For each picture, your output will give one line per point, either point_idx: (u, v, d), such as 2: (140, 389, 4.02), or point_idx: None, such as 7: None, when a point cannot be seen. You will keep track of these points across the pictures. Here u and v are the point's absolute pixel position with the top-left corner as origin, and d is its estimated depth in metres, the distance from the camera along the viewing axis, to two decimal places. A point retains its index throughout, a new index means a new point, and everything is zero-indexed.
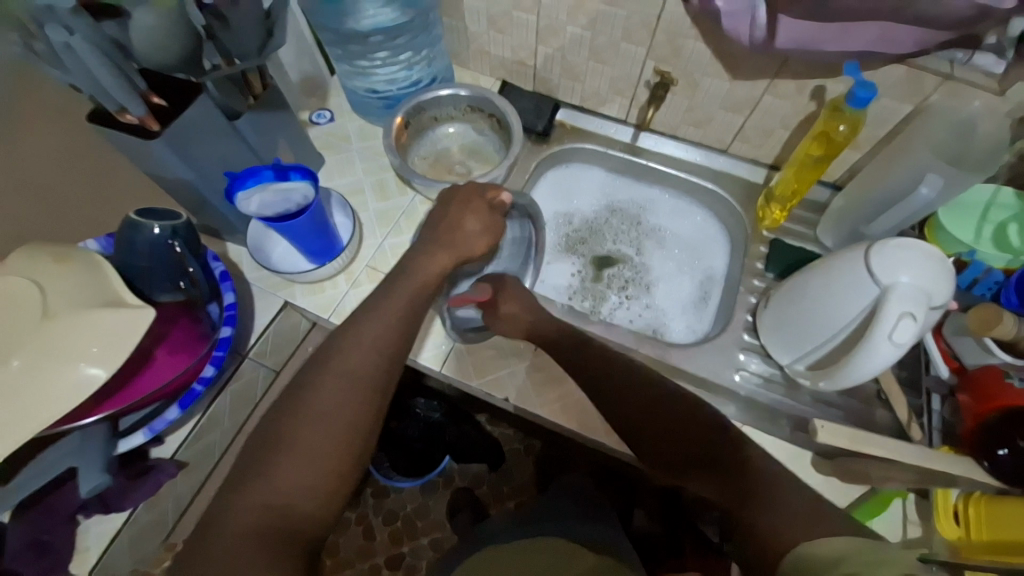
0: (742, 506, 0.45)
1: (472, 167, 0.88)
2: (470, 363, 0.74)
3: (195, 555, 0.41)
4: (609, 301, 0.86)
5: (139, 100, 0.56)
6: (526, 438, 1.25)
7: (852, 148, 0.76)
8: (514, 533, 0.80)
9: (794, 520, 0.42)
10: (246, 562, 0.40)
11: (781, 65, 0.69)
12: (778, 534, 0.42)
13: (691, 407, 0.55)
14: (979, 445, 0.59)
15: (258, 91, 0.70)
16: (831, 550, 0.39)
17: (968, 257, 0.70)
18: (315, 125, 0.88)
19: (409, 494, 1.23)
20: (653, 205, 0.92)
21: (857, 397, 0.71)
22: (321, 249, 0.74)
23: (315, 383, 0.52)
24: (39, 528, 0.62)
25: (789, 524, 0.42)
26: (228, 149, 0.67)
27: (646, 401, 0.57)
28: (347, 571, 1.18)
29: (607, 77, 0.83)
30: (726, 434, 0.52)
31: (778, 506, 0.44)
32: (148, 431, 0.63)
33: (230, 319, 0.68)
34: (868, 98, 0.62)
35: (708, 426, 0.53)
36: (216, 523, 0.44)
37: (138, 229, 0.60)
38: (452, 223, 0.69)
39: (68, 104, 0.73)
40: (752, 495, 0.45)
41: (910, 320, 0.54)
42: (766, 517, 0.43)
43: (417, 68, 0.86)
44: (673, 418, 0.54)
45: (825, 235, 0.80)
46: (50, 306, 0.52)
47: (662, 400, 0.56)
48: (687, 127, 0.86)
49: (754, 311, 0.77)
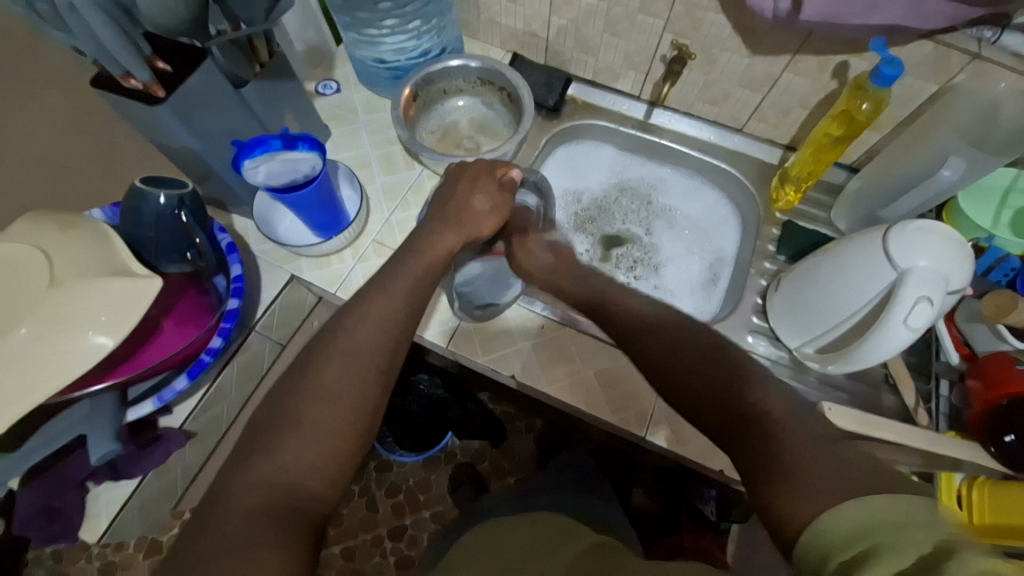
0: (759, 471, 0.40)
1: (481, 142, 0.86)
2: (477, 340, 0.74)
3: (199, 530, 0.41)
4: (617, 281, 0.86)
5: (144, 65, 0.55)
6: (528, 416, 1.26)
7: (872, 129, 0.74)
8: (513, 507, 0.82)
9: (818, 490, 0.37)
10: (250, 538, 0.40)
11: (804, 40, 0.67)
12: (794, 507, 0.37)
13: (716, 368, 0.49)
14: (987, 431, 0.60)
15: (265, 60, 0.69)
16: (852, 521, 0.34)
17: (987, 241, 0.69)
18: (322, 96, 0.87)
19: (411, 468, 1.25)
20: (664, 185, 0.91)
21: (864, 381, 0.71)
22: (327, 222, 0.73)
23: (323, 361, 0.52)
24: (50, 493, 0.64)
25: (808, 495, 0.37)
26: (233, 118, 0.66)
27: (677, 365, 0.51)
28: (350, 541, 1.20)
29: (621, 51, 0.81)
30: (741, 390, 0.46)
31: (803, 478, 0.38)
32: (157, 400, 0.64)
33: (237, 291, 0.67)
34: (895, 76, 0.60)
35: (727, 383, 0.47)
36: (220, 497, 0.43)
37: (144, 199, 0.59)
38: (461, 203, 0.68)
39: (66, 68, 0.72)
40: (762, 458, 0.41)
41: (927, 304, 0.53)
42: (785, 489, 0.38)
43: (426, 37, 0.83)
44: (704, 383, 0.49)
45: (839, 218, 0.79)
46: (57, 274, 0.52)
47: (699, 355, 0.51)
48: (702, 105, 0.83)
49: (764, 293, 0.77)
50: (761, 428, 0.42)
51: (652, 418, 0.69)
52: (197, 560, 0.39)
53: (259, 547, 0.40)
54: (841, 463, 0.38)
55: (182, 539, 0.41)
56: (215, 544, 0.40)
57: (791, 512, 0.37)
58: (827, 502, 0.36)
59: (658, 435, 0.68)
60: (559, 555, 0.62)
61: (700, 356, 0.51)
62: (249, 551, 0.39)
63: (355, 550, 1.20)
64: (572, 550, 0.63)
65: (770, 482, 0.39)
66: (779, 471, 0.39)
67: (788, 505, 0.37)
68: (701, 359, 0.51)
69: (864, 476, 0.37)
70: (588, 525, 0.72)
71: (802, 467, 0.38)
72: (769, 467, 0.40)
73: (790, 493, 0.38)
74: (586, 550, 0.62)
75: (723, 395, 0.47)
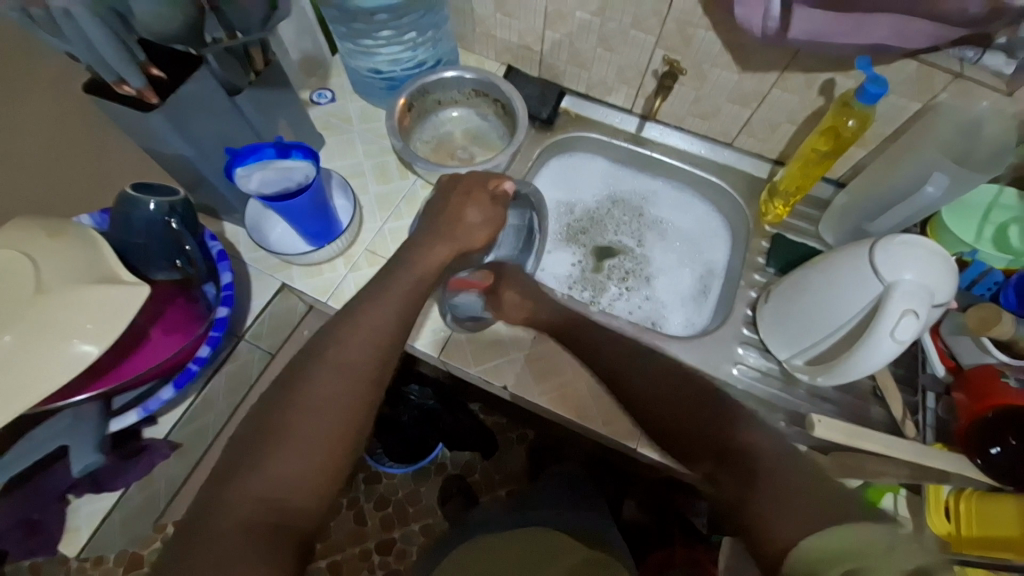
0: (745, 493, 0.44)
1: (475, 153, 0.87)
2: (469, 351, 0.73)
3: (184, 547, 0.40)
4: (609, 292, 0.86)
5: (138, 71, 0.55)
6: (519, 427, 1.25)
7: (859, 145, 0.76)
8: (503, 523, 0.81)
9: (801, 515, 0.41)
10: (238, 557, 0.39)
11: (791, 58, 0.68)
12: (777, 529, 0.41)
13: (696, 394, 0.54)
14: (973, 443, 0.60)
15: (261, 68, 0.68)
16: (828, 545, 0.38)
17: (970, 256, 0.70)
18: (316, 105, 0.87)
19: (401, 480, 1.23)
20: (656, 197, 0.92)
21: (853, 393, 0.71)
22: (320, 231, 0.73)
23: (311, 375, 0.51)
24: (31, 507, 0.62)
25: (793, 518, 0.41)
26: (226, 125, 0.66)
27: (664, 384, 0.56)
28: (338, 554, 1.18)
29: (614, 66, 0.82)
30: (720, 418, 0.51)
31: (789, 500, 0.42)
32: (142, 410, 0.62)
33: (226, 299, 0.66)
34: (879, 94, 0.61)
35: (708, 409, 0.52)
36: (206, 515, 0.43)
37: (135, 205, 0.58)
38: (452, 216, 0.68)
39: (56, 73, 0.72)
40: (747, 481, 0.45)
41: (912, 317, 0.54)
42: (769, 509, 0.42)
43: (422, 49, 0.84)
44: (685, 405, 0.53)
45: (826, 232, 0.80)
46: (42, 281, 0.51)
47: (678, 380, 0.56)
48: (693, 119, 0.85)
49: (754, 305, 0.77)
50: (749, 455, 0.47)
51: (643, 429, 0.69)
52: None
53: (247, 565, 0.39)
54: (814, 489, 0.43)
55: (166, 560, 0.40)
56: (202, 564, 0.39)
57: (775, 533, 0.41)
58: (810, 525, 0.40)
59: (649, 447, 0.68)
60: None
61: (685, 382, 0.55)
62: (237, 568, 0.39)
63: (342, 564, 1.18)
64: None
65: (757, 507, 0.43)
66: (763, 494, 0.43)
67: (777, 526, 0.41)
68: (693, 385, 0.55)
69: (835, 503, 0.41)
70: None
71: (786, 492, 0.43)
72: (754, 488, 0.44)
73: (774, 517, 0.42)
74: None
75: (706, 417, 0.51)
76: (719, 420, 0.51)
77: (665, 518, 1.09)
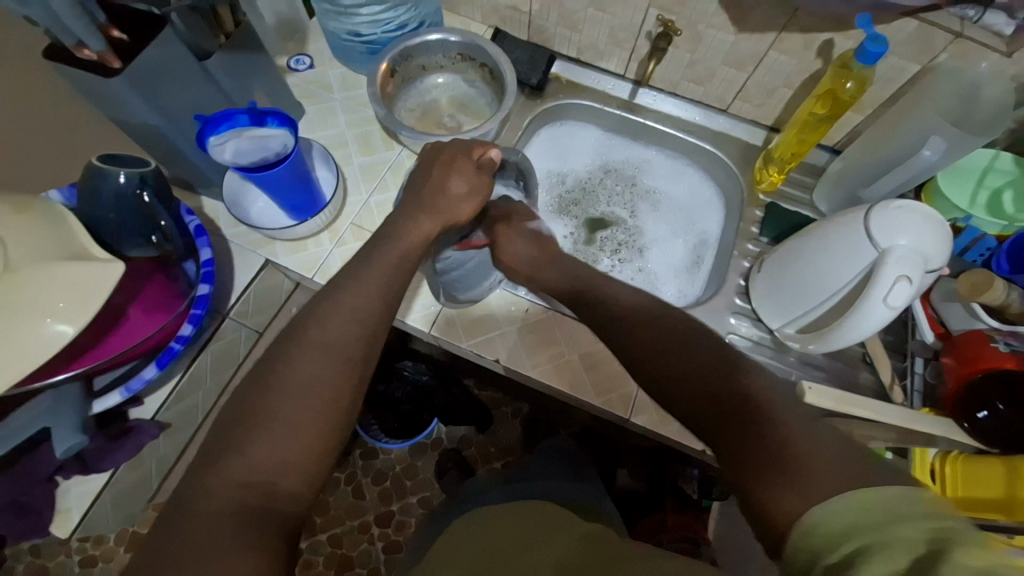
0: (747, 469, 0.39)
1: (462, 121, 0.84)
2: (460, 326, 0.72)
3: (164, 533, 0.39)
4: (601, 264, 0.85)
5: (98, 34, 0.51)
6: (514, 401, 1.25)
7: (855, 109, 0.74)
8: (498, 492, 0.82)
9: (817, 483, 0.35)
10: (221, 544, 0.38)
11: (789, 17, 0.66)
12: (783, 498, 0.36)
13: (696, 349, 0.49)
14: (961, 407, 0.61)
15: (230, 29, 0.65)
16: (842, 520, 0.33)
17: (964, 222, 0.69)
18: (294, 72, 0.83)
19: (397, 455, 1.24)
20: (649, 166, 0.90)
21: (842, 360, 0.72)
22: (302, 204, 0.70)
23: (293, 356, 0.49)
24: (19, 489, 0.62)
25: (803, 489, 0.36)
26: (196, 91, 0.62)
27: (653, 341, 0.52)
28: (338, 528, 1.20)
29: (606, 27, 0.79)
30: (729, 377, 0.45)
31: (791, 466, 0.37)
32: (125, 390, 0.61)
33: (207, 276, 0.64)
34: (879, 54, 0.59)
35: (709, 363, 0.47)
36: (185, 500, 0.41)
37: (104, 177, 0.57)
38: (438, 186, 0.66)
39: (26, 44, 0.70)
40: (757, 458, 0.38)
41: (906, 283, 0.54)
42: (775, 480, 0.37)
43: (404, 9, 0.78)
44: (689, 369, 0.47)
45: (821, 200, 0.79)
46: (11, 259, 0.49)
47: (666, 338, 0.51)
48: (687, 84, 0.82)
49: (747, 275, 0.77)
50: (749, 414, 0.41)
51: (637, 400, 0.69)
52: (169, 567, 0.37)
53: (232, 553, 0.38)
54: (823, 454, 0.37)
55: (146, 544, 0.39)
56: (185, 550, 0.38)
57: (779, 508, 0.36)
58: (822, 495, 0.35)
59: (642, 416, 0.69)
60: (551, 546, 0.59)
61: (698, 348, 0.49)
62: (221, 555, 0.38)
63: (343, 537, 1.20)
64: (565, 540, 0.60)
65: (758, 485, 0.38)
66: (773, 470, 0.37)
67: (779, 498, 0.36)
68: (696, 347, 0.49)
69: (830, 469, 0.36)
70: (573, 510, 0.71)
71: (796, 462, 0.37)
72: (770, 450, 0.38)
73: (784, 486, 0.36)
74: (580, 538, 0.60)
75: (711, 392, 0.45)
76: (717, 385, 0.45)
77: (658, 486, 1.12)
